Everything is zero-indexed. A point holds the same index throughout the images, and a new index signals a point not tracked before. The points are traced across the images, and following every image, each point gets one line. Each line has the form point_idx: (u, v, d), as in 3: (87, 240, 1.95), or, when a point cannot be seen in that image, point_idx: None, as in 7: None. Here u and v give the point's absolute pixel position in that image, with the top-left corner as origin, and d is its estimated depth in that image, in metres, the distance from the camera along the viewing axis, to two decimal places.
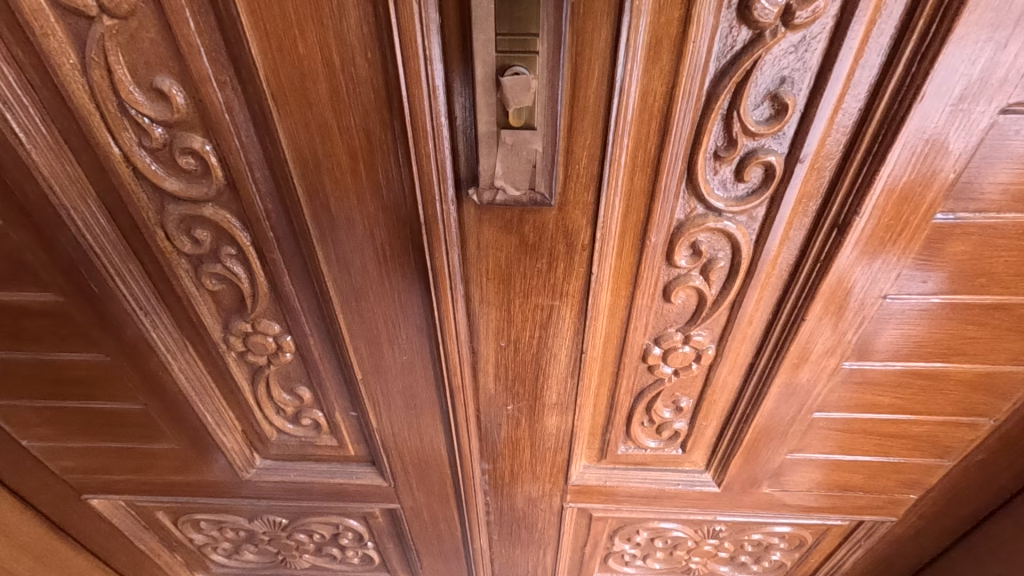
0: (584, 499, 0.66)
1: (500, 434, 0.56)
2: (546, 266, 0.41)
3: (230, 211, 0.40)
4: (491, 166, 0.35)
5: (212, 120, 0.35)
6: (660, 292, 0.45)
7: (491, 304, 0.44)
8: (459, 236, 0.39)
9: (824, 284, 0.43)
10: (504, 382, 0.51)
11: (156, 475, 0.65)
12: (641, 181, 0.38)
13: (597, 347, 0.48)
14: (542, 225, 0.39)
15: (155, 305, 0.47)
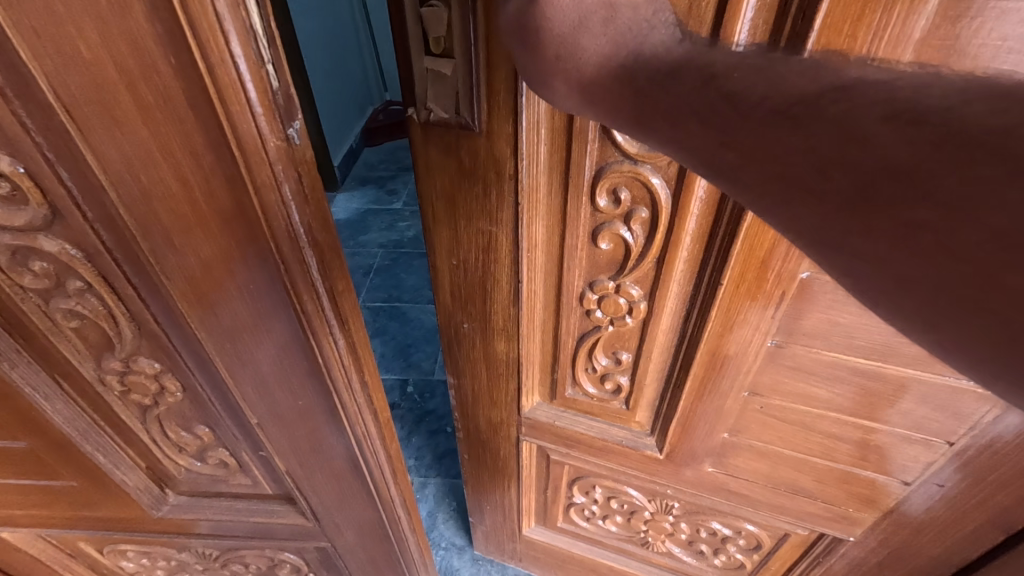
0: (538, 435, 0.80)
1: (459, 350, 0.71)
2: (483, 192, 0.51)
3: (64, 240, 0.34)
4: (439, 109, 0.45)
5: (11, 142, 0.29)
6: (589, 236, 0.53)
7: (443, 224, 0.56)
8: (323, 266, 0.35)
9: (737, 246, 0.48)
10: (457, 300, 0.64)
11: (64, 510, 0.60)
12: (560, 121, 0.46)
13: (535, 276, 0.58)
14: (476, 153, 0.48)
15: (10, 344, 0.41)
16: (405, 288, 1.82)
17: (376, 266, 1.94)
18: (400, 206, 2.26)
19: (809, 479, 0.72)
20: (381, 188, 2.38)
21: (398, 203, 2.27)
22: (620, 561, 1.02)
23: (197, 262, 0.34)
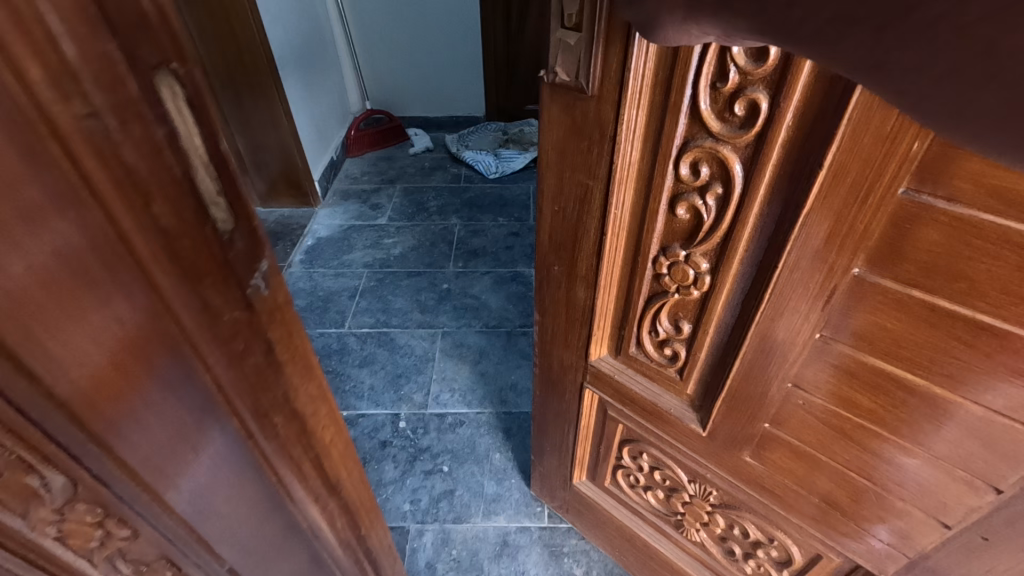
0: (599, 385, 0.98)
1: (548, 292, 0.94)
2: (587, 146, 0.72)
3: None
4: (567, 80, 0.67)
5: None
6: (669, 203, 0.71)
7: (554, 170, 0.79)
8: (265, 365, 0.40)
9: (792, 234, 0.60)
10: (554, 240, 0.86)
11: None
12: (656, 96, 0.64)
13: (618, 229, 0.77)
14: (589, 116, 0.69)
15: None
16: (392, 312, 1.74)
17: (361, 287, 1.84)
18: (384, 221, 2.17)
19: (843, 495, 0.75)
20: (363, 202, 2.29)
21: (382, 218, 2.19)
22: (655, 539, 1.08)
23: (106, 382, 0.29)
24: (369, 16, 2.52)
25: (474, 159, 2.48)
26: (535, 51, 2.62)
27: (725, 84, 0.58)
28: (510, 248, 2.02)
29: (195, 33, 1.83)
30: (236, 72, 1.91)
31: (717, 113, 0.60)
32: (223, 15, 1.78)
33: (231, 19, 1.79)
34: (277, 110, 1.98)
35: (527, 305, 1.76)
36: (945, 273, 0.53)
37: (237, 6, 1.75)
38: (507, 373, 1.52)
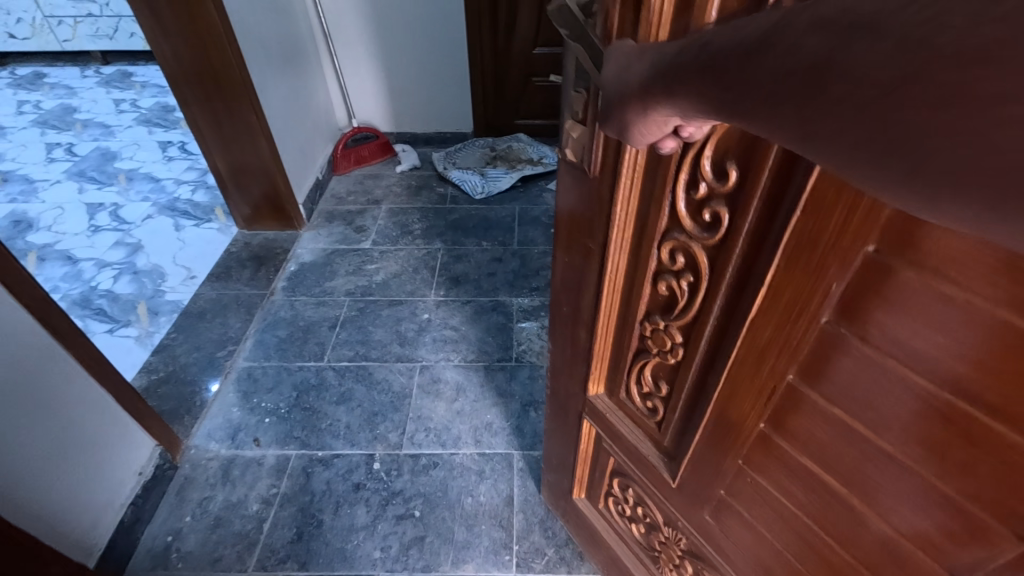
0: (593, 419, 1.00)
1: (557, 327, 0.98)
2: (590, 216, 0.75)
3: None
4: (575, 159, 0.71)
5: None
6: (652, 278, 0.72)
7: (563, 225, 0.82)
8: None
9: (742, 333, 0.61)
10: (562, 285, 0.90)
11: None
12: (648, 187, 0.64)
13: (611, 294, 0.79)
14: (590, 191, 0.72)
15: None
16: (372, 345, 1.74)
17: (342, 317, 1.85)
18: (368, 245, 2.17)
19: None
20: (348, 225, 2.29)
21: (367, 242, 2.19)
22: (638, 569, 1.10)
23: None
24: (354, 33, 2.50)
25: (460, 179, 2.48)
26: (522, 67, 2.60)
27: (695, 191, 0.58)
28: (492, 275, 2.02)
29: (166, 49, 1.75)
30: (212, 88, 1.83)
31: (691, 214, 0.61)
32: (197, 31, 1.71)
33: (204, 35, 1.72)
34: (256, 129, 1.93)
35: (506, 337, 1.76)
36: (857, 398, 0.53)
37: (210, 24, 1.69)
38: (483, 412, 1.53)
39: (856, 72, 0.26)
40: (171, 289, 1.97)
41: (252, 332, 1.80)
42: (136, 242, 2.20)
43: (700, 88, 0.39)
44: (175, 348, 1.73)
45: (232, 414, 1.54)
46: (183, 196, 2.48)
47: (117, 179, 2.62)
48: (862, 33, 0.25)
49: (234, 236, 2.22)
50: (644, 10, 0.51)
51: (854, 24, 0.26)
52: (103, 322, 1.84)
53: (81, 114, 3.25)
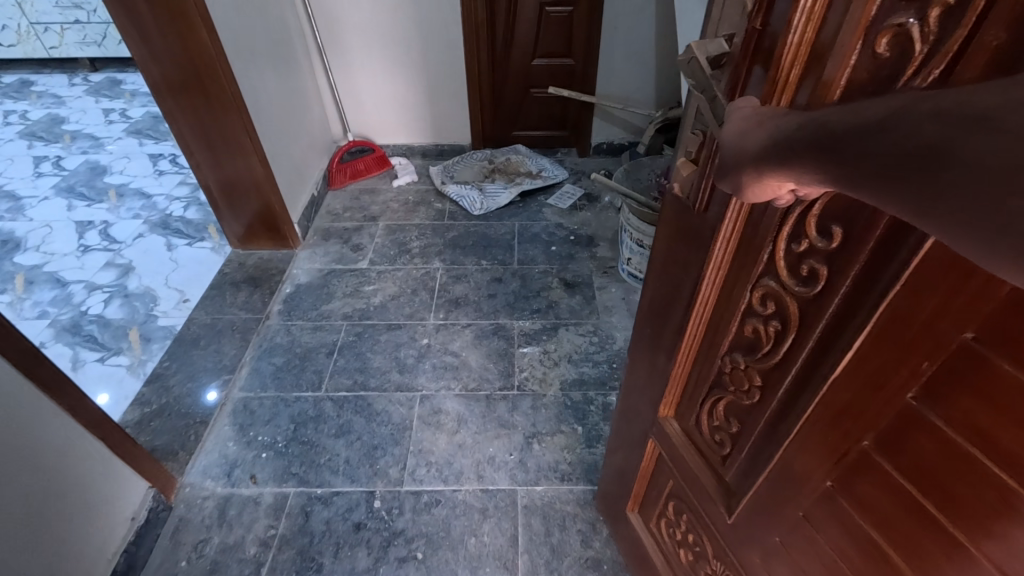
0: (660, 440, 0.98)
1: (637, 342, 0.98)
2: (689, 246, 0.74)
3: None
4: (682, 195, 0.72)
5: None
6: (741, 317, 0.68)
7: (662, 251, 0.82)
8: None
9: (822, 393, 0.56)
10: (650, 306, 0.89)
11: None
12: (749, 231, 0.62)
13: (696, 323, 0.77)
14: (694, 223, 0.71)
15: None
16: (370, 372, 1.71)
17: (340, 343, 1.81)
18: (366, 265, 2.13)
19: None
20: (345, 243, 2.24)
21: (364, 261, 2.15)
22: None
23: None
24: (347, 45, 2.44)
25: (458, 195, 2.44)
26: (520, 79, 2.56)
27: (797, 244, 0.55)
28: (492, 296, 1.98)
29: (150, 64, 1.68)
30: (199, 102, 1.76)
31: (789, 264, 0.58)
32: (183, 47, 1.65)
33: (190, 51, 1.65)
34: (248, 147, 1.87)
35: (507, 363, 1.73)
36: (935, 481, 0.48)
37: (198, 41, 1.63)
38: (485, 445, 1.50)
39: (970, 161, 0.26)
40: (164, 313, 1.93)
41: (248, 359, 1.76)
42: (128, 263, 2.14)
43: (808, 163, 0.37)
44: (168, 378, 1.68)
45: (228, 449, 1.50)
46: (175, 213, 2.42)
47: (108, 195, 2.55)
48: (980, 126, 0.26)
49: (228, 257, 2.17)
50: (774, 70, 0.49)
51: (973, 116, 0.26)
52: (93, 351, 1.79)
53: (70, 124, 3.18)
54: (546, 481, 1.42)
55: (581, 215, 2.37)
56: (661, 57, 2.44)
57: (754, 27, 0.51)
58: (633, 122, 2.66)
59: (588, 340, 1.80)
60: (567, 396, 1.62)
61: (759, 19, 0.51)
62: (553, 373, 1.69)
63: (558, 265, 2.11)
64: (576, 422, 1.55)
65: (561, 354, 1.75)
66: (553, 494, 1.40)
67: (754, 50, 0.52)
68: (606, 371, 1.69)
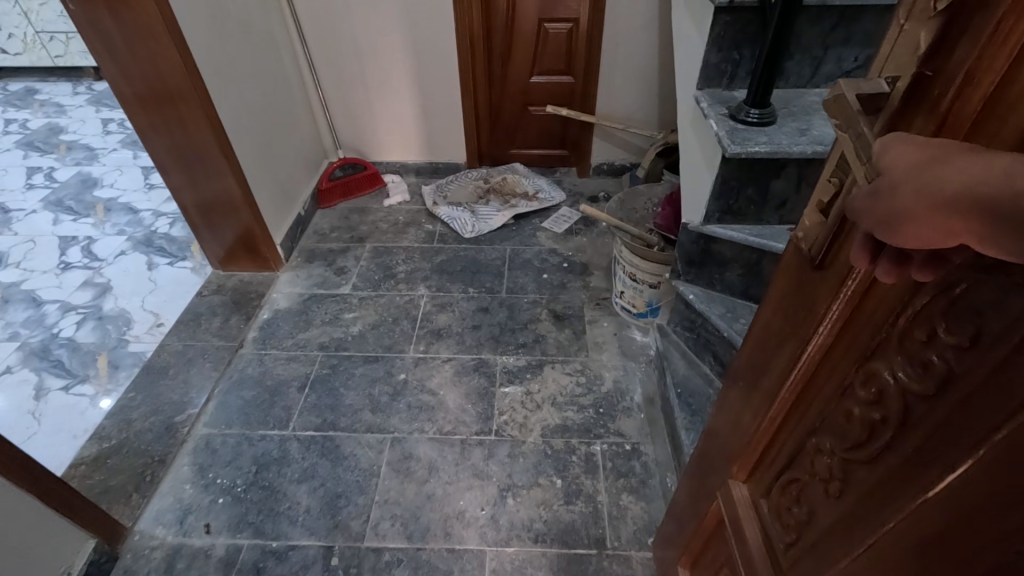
0: (723, 506, 0.84)
1: (719, 398, 0.85)
2: (798, 306, 0.60)
3: None
4: (804, 246, 0.57)
5: None
6: (837, 397, 0.55)
7: (765, 303, 0.69)
8: None
9: (909, 509, 0.44)
10: (741, 359, 0.76)
11: None
12: (865, 303, 0.50)
13: (787, 391, 0.64)
14: (810, 284, 0.57)
15: None
16: (341, 411, 1.61)
17: (313, 376, 1.72)
18: (349, 290, 2.05)
19: None
20: (329, 266, 2.16)
21: (347, 286, 2.06)
22: None
23: None
24: (339, 59, 2.37)
25: (449, 217, 2.35)
26: (518, 96, 2.47)
27: (923, 330, 0.43)
28: (476, 328, 1.88)
29: (119, 79, 1.61)
30: (167, 113, 1.68)
31: (904, 350, 0.46)
32: (154, 64, 1.58)
33: (162, 70, 1.59)
34: (222, 166, 1.80)
35: (487, 404, 1.62)
36: None
37: (167, 53, 1.56)
38: (455, 497, 1.40)
39: None
40: (135, 338, 1.86)
41: (218, 391, 1.68)
42: (106, 283, 2.09)
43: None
44: (131, 411, 1.60)
45: (184, 493, 1.42)
46: (160, 230, 2.36)
47: (95, 210, 2.51)
48: None
49: (207, 278, 2.10)
50: (943, 128, 0.39)
51: None
52: (58, 378, 1.72)
53: (68, 134, 3.17)
54: (519, 541, 1.31)
55: (576, 240, 2.26)
56: (664, 76, 2.33)
57: (924, 73, 0.40)
58: (634, 142, 2.55)
59: (574, 380, 1.68)
60: (548, 443, 1.51)
61: (930, 65, 0.39)
62: (535, 418, 1.58)
63: (548, 294, 2.00)
64: (555, 474, 1.44)
65: (545, 396, 1.64)
66: (524, 557, 1.29)
67: (918, 100, 0.41)
68: (591, 417, 1.58)
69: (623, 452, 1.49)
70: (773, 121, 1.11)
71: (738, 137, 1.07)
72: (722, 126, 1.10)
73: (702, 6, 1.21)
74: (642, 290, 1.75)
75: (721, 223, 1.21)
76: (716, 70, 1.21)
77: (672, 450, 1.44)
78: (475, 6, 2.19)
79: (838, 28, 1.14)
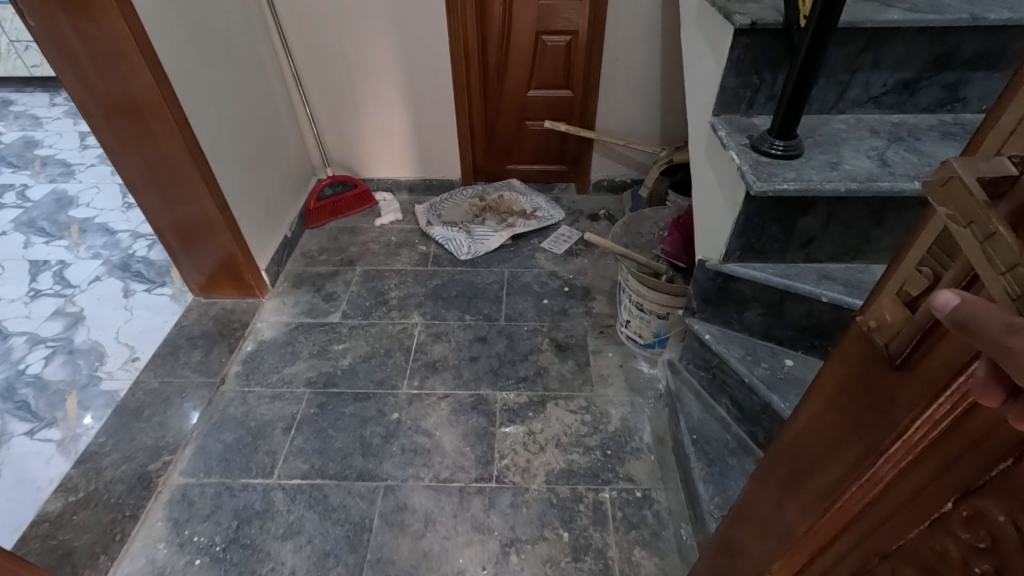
0: None
1: (755, 479, 0.74)
2: (867, 407, 0.50)
3: None
4: (878, 338, 0.47)
5: None
6: (921, 528, 0.45)
7: (816, 387, 0.58)
8: None
9: None
10: (782, 443, 0.66)
11: None
12: (965, 429, 0.40)
13: (849, 500, 0.53)
14: (886, 384, 0.47)
15: None
16: (331, 456, 1.50)
17: (299, 417, 1.60)
18: (338, 319, 1.93)
19: None
20: (317, 291, 2.05)
21: (336, 313, 1.95)
22: None
23: None
24: (327, 72, 2.26)
25: (444, 238, 2.24)
26: (515, 110, 2.37)
27: None
28: (474, 360, 1.77)
29: (83, 96, 1.49)
30: (138, 131, 1.56)
31: None
32: (121, 80, 1.46)
33: (131, 86, 1.47)
34: (200, 189, 1.68)
35: (487, 446, 1.51)
36: None
37: (134, 68, 1.44)
38: (454, 555, 1.29)
39: None
40: (108, 374, 1.73)
41: (196, 434, 1.56)
42: (79, 312, 1.96)
43: None
44: (101, 459, 1.48)
45: (157, 554, 1.30)
46: (138, 253, 2.23)
47: (69, 231, 2.38)
48: None
49: (187, 307, 1.98)
50: None
51: None
52: (23, 422, 1.60)
53: (43, 149, 3.02)
54: None
55: (577, 262, 2.16)
56: (666, 90, 2.24)
57: None
58: (636, 158, 2.46)
59: (580, 418, 1.58)
60: (553, 491, 1.41)
61: None
62: (538, 461, 1.48)
63: (549, 322, 1.90)
64: (561, 526, 1.34)
65: (548, 436, 1.53)
66: None
67: None
68: (598, 460, 1.48)
69: (634, 500, 1.39)
70: (799, 154, 1.01)
71: (762, 172, 0.98)
72: (743, 159, 1.01)
73: (719, 27, 1.12)
74: (649, 320, 1.65)
75: (741, 261, 1.12)
76: (734, 95, 1.12)
77: (686, 499, 1.34)
78: (468, 18, 2.09)
79: (865, 53, 1.05)
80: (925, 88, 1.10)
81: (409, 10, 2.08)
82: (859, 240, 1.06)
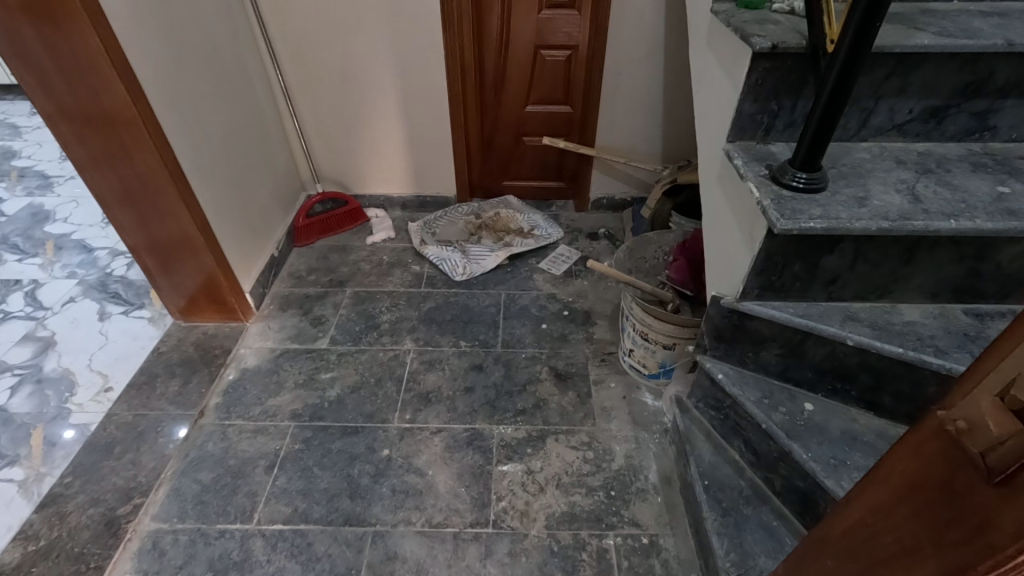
0: None
1: (797, 563, 0.66)
2: (948, 520, 0.42)
3: None
4: (972, 445, 0.39)
5: None
6: None
7: (881, 479, 0.50)
8: None
9: None
10: (834, 531, 0.57)
11: None
12: None
13: None
14: (978, 499, 0.39)
15: None
16: (316, 498, 1.40)
17: (283, 454, 1.50)
18: (326, 345, 1.83)
19: None
20: (304, 315, 1.95)
21: (324, 339, 1.85)
22: None
23: None
24: (318, 85, 2.17)
25: (438, 258, 2.16)
26: (512, 125, 2.30)
27: None
28: (470, 391, 1.67)
29: (52, 109, 1.40)
30: (110, 146, 1.46)
31: None
32: (91, 92, 1.36)
33: (102, 99, 1.38)
34: (178, 207, 1.58)
35: (483, 487, 1.42)
36: None
37: (106, 79, 1.34)
38: None
39: None
40: (78, 407, 1.62)
41: (171, 473, 1.45)
42: (50, 337, 1.85)
43: None
44: (66, 502, 1.37)
45: None
46: (116, 272, 2.13)
47: (44, 248, 2.26)
48: None
49: (167, 331, 1.87)
50: None
51: None
52: None
53: (22, 160, 2.91)
54: None
55: (577, 285, 2.08)
56: (669, 107, 2.18)
57: None
58: (637, 176, 2.39)
59: (581, 456, 1.49)
60: (554, 538, 1.32)
61: None
62: (538, 504, 1.38)
63: (548, 349, 1.81)
64: None
65: (548, 476, 1.44)
66: None
67: None
68: (602, 502, 1.39)
69: (640, 547, 1.30)
70: (823, 187, 0.94)
71: (785, 208, 0.90)
72: (764, 192, 0.93)
73: (734, 49, 1.05)
74: (654, 351, 1.57)
75: (759, 299, 1.05)
76: (751, 121, 1.05)
77: (696, 548, 1.25)
78: (465, 32, 2.02)
79: (891, 78, 0.98)
80: (954, 115, 1.04)
81: (403, 22, 2.00)
82: (886, 278, 0.99)
